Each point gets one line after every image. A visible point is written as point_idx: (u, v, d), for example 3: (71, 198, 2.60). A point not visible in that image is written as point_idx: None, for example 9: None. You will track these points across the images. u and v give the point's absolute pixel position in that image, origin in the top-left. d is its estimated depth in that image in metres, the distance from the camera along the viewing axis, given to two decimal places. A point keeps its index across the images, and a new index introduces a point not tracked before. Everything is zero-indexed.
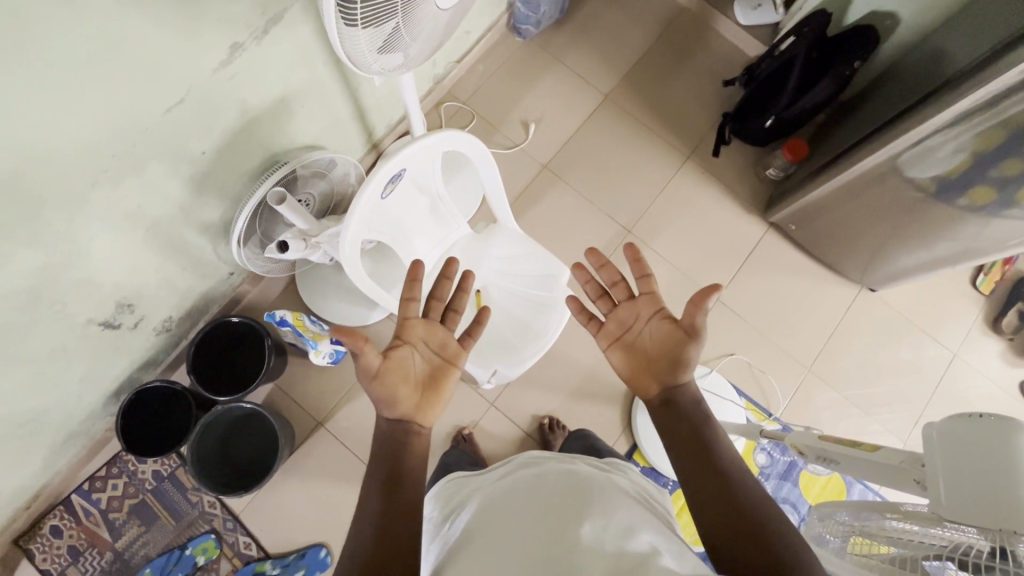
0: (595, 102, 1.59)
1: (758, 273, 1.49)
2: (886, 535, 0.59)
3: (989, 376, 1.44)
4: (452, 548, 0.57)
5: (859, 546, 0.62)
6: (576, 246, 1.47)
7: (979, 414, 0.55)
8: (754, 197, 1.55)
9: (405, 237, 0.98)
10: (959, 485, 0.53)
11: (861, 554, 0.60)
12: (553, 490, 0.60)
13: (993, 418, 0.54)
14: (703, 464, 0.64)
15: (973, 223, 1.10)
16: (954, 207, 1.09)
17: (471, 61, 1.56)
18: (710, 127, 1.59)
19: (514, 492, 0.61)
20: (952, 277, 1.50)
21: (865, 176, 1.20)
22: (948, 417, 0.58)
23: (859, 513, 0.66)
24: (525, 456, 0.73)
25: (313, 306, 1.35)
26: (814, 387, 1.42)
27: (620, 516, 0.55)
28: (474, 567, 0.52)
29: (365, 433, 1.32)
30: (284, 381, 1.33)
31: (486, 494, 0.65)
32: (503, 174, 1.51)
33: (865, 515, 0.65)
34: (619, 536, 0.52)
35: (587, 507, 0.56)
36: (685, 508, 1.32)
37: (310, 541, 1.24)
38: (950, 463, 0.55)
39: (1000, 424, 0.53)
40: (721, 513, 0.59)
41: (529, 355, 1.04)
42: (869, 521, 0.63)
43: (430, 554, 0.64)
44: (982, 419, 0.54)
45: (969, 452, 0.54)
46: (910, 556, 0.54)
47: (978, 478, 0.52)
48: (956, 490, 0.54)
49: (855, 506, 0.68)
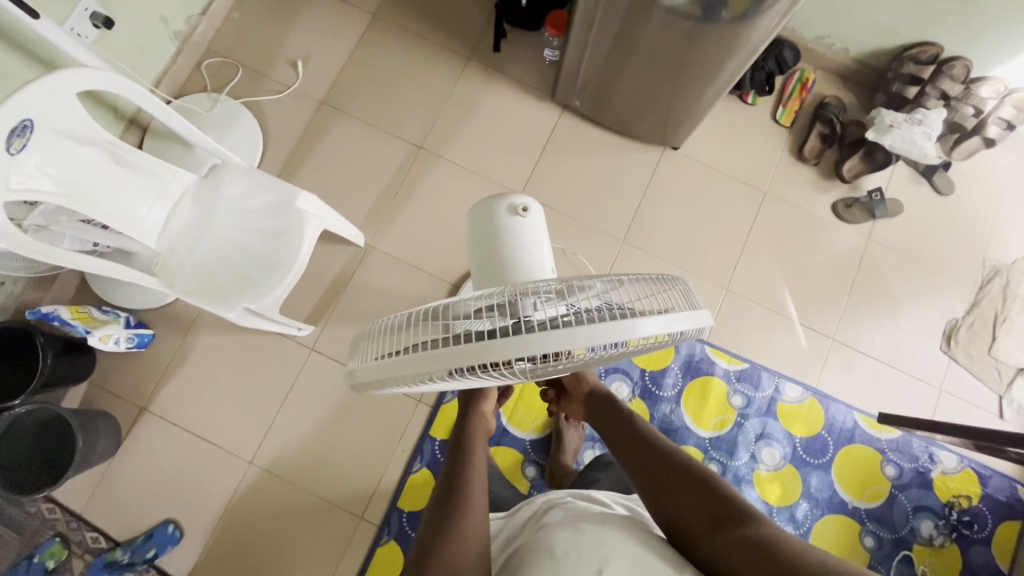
0: (364, 24, 1.51)
1: (559, 159, 1.46)
2: (393, 329, 0.54)
3: (801, 205, 1.46)
4: (578, 509, 0.78)
5: (369, 350, 0.55)
6: (371, 176, 1.43)
7: (512, 213, 0.63)
8: (542, 83, 1.50)
9: (98, 196, 0.93)
10: (482, 274, 0.64)
11: (390, 348, 0.52)
12: (587, 534, 0.69)
13: (517, 213, 0.63)
14: (699, 508, 0.68)
15: (743, 36, 1.01)
16: (722, 25, 1.00)
17: (219, 11, 1.47)
18: (487, 23, 1.52)
19: (550, 540, 0.70)
20: (751, 117, 1.49)
21: (616, 30, 1.13)
22: (481, 220, 0.64)
23: (356, 347, 0.57)
24: (543, 496, 0.91)
25: (105, 297, 1.32)
26: (629, 256, 1.42)
27: (593, 543, 0.67)
28: (540, 534, 0.73)
29: (189, 408, 1.32)
30: (97, 379, 1.32)
31: (509, 541, 0.83)
32: (281, 119, 1.45)
33: (368, 331, 0.57)
34: (574, 537, 0.68)
35: (597, 547, 0.67)
36: (520, 403, 1.34)
37: (156, 520, 1.26)
38: (478, 248, 0.65)
39: (507, 202, 0.64)
40: (704, 509, 0.68)
41: (274, 284, 1.03)
42: (372, 329, 0.56)
43: (617, 507, 0.85)
44: (514, 215, 0.63)
45: (486, 234, 0.63)
46: (438, 311, 0.51)
47: (499, 274, 0.62)
48: (484, 279, 0.64)
49: (358, 332, 0.58)
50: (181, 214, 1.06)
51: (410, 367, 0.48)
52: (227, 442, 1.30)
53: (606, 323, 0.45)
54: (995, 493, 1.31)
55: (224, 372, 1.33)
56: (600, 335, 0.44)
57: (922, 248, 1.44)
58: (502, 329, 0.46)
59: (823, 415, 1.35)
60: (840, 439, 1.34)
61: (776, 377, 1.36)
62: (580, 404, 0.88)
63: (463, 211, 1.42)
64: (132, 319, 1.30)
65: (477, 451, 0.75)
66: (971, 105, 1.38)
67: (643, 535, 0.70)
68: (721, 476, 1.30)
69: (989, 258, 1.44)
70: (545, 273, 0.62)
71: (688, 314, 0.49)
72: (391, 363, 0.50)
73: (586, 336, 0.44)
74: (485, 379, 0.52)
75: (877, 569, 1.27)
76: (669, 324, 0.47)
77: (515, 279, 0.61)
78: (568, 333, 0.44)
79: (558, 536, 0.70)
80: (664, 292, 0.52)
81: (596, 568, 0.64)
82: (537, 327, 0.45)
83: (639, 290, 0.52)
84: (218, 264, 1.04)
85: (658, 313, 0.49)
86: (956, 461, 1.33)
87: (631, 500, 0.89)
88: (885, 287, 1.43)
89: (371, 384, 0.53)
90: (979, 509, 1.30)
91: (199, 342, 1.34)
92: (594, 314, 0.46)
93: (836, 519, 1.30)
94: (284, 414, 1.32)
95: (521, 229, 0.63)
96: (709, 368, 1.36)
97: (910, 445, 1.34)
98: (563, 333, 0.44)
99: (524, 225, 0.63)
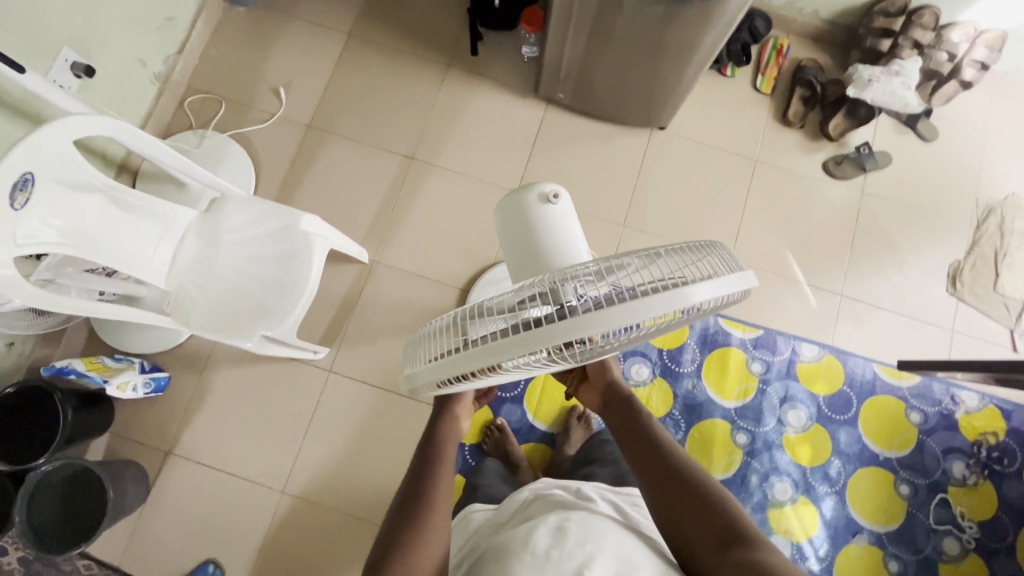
0: (340, 44, 1.52)
1: (550, 152, 1.48)
2: (444, 330, 0.54)
3: (793, 169, 1.48)
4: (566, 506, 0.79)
5: (423, 354, 0.56)
6: (367, 192, 1.44)
7: (544, 201, 0.64)
8: (524, 81, 1.51)
9: (105, 242, 0.93)
10: (520, 267, 0.64)
11: (446, 348, 0.52)
12: (570, 538, 0.69)
13: (550, 201, 0.64)
14: (704, 528, 0.65)
15: (718, 12, 1.04)
16: (695, 3, 1.02)
17: (196, 47, 1.47)
18: (462, 29, 1.54)
19: (528, 536, 0.70)
20: (733, 89, 1.52)
21: (592, 21, 1.15)
22: (514, 210, 0.65)
23: (409, 353, 0.58)
24: (528, 488, 0.94)
25: (116, 344, 1.31)
26: (632, 240, 1.43)
27: (577, 547, 0.67)
28: (521, 528, 0.74)
29: (214, 445, 1.31)
30: (119, 428, 1.31)
31: (494, 527, 0.84)
32: (270, 147, 1.45)
33: (418, 337, 0.57)
34: (557, 538, 0.69)
35: (580, 551, 0.67)
36: (543, 398, 1.34)
37: (195, 562, 1.24)
38: (512, 240, 0.65)
39: (536, 190, 0.64)
40: (710, 529, 0.65)
41: (288, 308, 1.03)
42: (421, 335, 0.57)
43: (606, 505, 0.86)
44: (546, 203, 0.64)
45: (519, 226, 0.64)
46: (482, 308, 0.52)
47: (539, 263, 0.63)
48: (522, 271, 0.64)
49: (406, 340, 0.59)
50: (187, 251, 1.06)
51: (471, 363, 0.48)
52: (256, 475, 1.29)
53: (660, 295, 0.46)
54: (1019, 426, 1.33)
55: (245, 405, 1.33)
56: (649, 309, 0.45)
57: (916, 196, 1.47)
58: (556, 315, 0.47)
59: (842, 370, 1.36)
60: (863, 392, 1.35)
61: (791, 339, 1.38)
62: (599, 396, 0.84)
63: (462, 216, 1.43)
64: (147, 363, 1.29)
65: (444, 463, 0.68)
66: (945, 51, 1.41)
67: (622, 540, 0.71)
68: (752, 445, 1.31)
69: (982, 198, 1.46)
70: (582, 257, 0.63)
71: (733, 276, 0.50)
72: (444, 364, 0.51)
73: (635, 312, 0.45)
74: (541, 365, 0.53)
75: (915, 516, 1.28)
76: (719, 288, 0.48)
77: (554, 265, 0.62)
78: (626, 309, 0.45)
79: (538, 533, 0.70)
80: (704, 259, 0.54)
81: (577, 568, 0.65)
82: (591, 307, 0.46)
83: (679, 261, 0.52)
84: (230, 295, 1.04)
85: (704, 279, 0.50)
86: (977, 400, 1.35)
87: (632, 506, 0.88)
88: (886, 237, 1.45)
89: (431, 386, 0.54)
90: (1007, 444, 1.32)
91: (216, 378, 1.34)
92: (645, 287, 0.47)
93: (870, 472, 1.31)
94: (311, 439, 1.31)
95: (553, 216, 0.63)
96: (725, 340, 1.37)
97: (932, 389, 1.36)
98: (621, 309, 0.45)
99: (555, 213, 0.64)
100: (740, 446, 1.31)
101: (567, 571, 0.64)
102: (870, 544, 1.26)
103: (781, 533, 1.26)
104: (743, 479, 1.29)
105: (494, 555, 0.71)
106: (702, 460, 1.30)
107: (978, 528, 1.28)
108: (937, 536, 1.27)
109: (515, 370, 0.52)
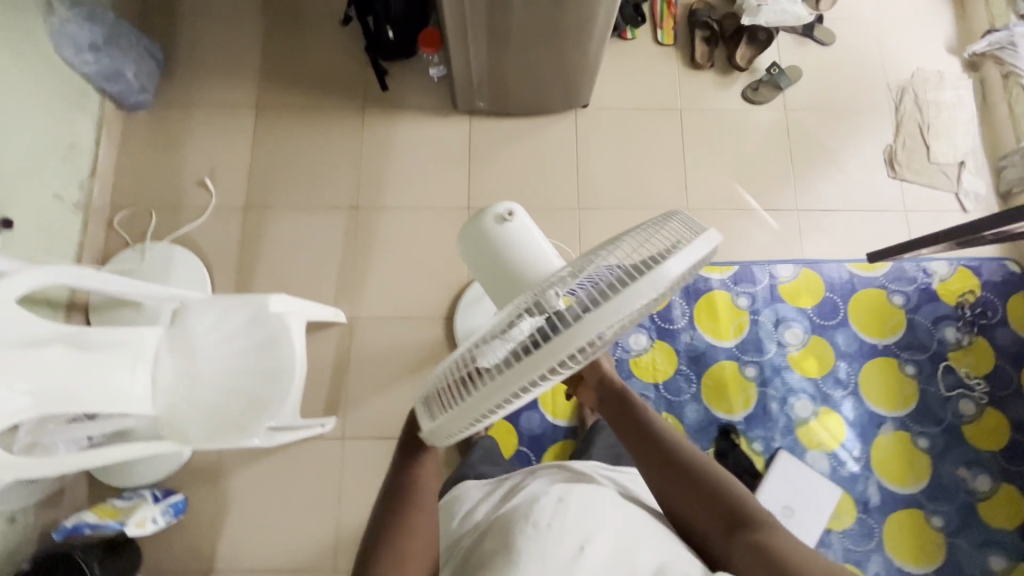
0: (251, 118, 1.50)
1: (487, 161, 1.49)
2: (450, 376, 0.54)
3: (716, 107, 1.53)
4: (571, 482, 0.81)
5: (435, 407, 0.55)
6: (323, 254, 1.43)
7: (502, 221, 0.64)
8: (441, 100, 1.52)
9: (73, 390, 0.87)
10: (498, 289, 0.65)
11: (456, 394, 0.52)
12: (570, 518, 0.72)
13: (508, 219, 0.64)
14: (711, 514, 0.72)
15: None
16: None
17: (107, 165, 1.43)
18: (365, 68, 1.54)
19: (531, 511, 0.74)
20: (638, 50, 1.55)
21: (488, 27, 1.17)
22: (478, 237, 0.65)
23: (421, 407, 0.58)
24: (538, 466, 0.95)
25: (121, 483, 1.26)
26: (591, 219, 1.46)
27: (576, 528, 0.71)
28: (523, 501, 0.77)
29: (251, 549, 1.27)
30: (150, 565, 1.26)
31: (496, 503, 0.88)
32: (214, 240, 1.43)
33: (426, 391, 0.57)
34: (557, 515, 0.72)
35: (582, 534, 0.70)
36: (555, 396, 1.35)
37: None
38: (482, 267, 0.66)
39: (492, 213, 0.65)
40: (718, 515, 0.71)
41: (283, 394, 1.02)
42: (428, 388, 0.57)
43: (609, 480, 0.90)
44: (505, 222, 0.64)
45: (487, 251, 0.65)
46: (479, 344, 0.53)
47: (517, 282, 0.64)
48: (502, 295, 0.65)
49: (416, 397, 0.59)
50: (165, 369, 0.99)
51: (488, 402, 0.48)
52: (302, 563, 1.27)
53: (640, 279, 0.47)
54: (991, 278, 1.40)
55: (270, 499, 1.30)
56: (636, 295, 0.46)
57: (834, 98, 1.53)
58: (551, 329, 0.48)
59: (820, 279, 1.41)
60: (845, 293, 1.40)
61: (766, 265, 1.42)
62: (592, 393, 0.85)
63: (423, 247, 1.43)
64: (159, 492, 1.25)
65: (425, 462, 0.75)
66: None
67: (620, 516, 0.75)
68: (762, 374, 1.35)
69: (892, 81, 1.54)
70: (554, 263, 0.64)
71: (699, 238, 0.52)
72: (460, 412, 0.51)
73: (621, 306, 0.46)
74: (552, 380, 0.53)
75: (928, 390, 1.34)
76: (690, 254, 0.50)
77: (530, 279, 0.62)
78: (613, 303, 0.46)
79: (541, 511, 0.73)
80: (668, 230, 0.55)
81: (576, 546, 0.69)
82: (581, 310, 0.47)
83: (646, 240, 0.54)
84: (223, 398, 1.01)
85: (675, 250, 0.51)
86: (947, 266, 1.42)
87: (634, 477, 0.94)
88: (820, 143, 1.51)
89: (455, 434, 0.54)
90: (986, 297, 1.39)
91: (232, 482, 1.30)
92: (623, 276, 0.49)
93: (875, 364, 1.36)
94: (345, 510, 1.29)
95: (514, 234, 0.64)
96: (706, 286, 1.41)
97: (904, 270, 1.42)
98: (610, 305, 0.46)
99: (514, 229, 0.65)
100: (751, 379, 1.35)
101: (569, 548, 0.69)
102: (897, 430, 1.32)
103: (815, 447, 1.30)
104: (764, 410, 1.33)
105: (498, 528, 0.75)
106: (721, 405, 1.33)
107: (985, 382, 1.34)
108: (953, 402, 1.33)
109: (530, 394, 0.52)
